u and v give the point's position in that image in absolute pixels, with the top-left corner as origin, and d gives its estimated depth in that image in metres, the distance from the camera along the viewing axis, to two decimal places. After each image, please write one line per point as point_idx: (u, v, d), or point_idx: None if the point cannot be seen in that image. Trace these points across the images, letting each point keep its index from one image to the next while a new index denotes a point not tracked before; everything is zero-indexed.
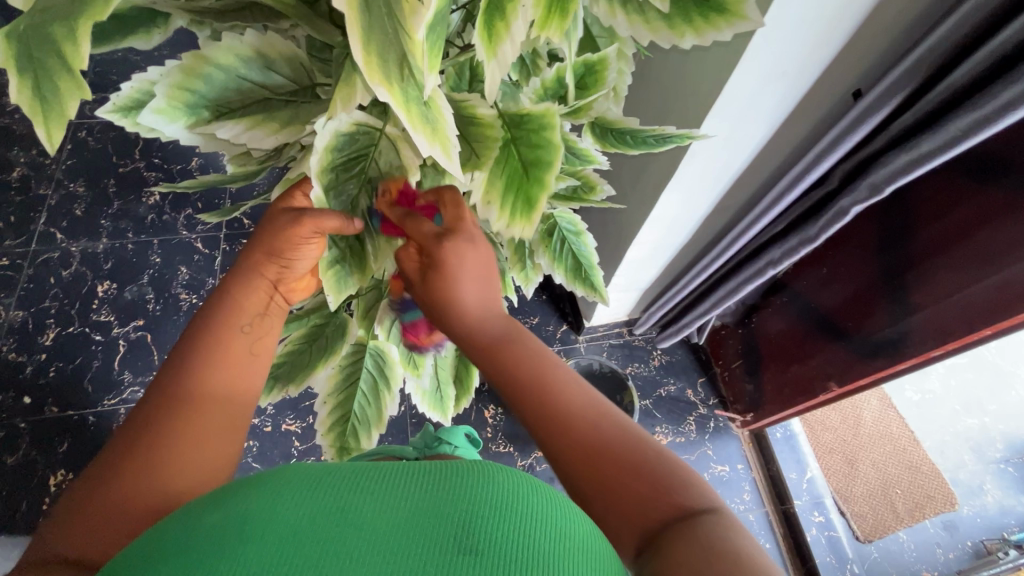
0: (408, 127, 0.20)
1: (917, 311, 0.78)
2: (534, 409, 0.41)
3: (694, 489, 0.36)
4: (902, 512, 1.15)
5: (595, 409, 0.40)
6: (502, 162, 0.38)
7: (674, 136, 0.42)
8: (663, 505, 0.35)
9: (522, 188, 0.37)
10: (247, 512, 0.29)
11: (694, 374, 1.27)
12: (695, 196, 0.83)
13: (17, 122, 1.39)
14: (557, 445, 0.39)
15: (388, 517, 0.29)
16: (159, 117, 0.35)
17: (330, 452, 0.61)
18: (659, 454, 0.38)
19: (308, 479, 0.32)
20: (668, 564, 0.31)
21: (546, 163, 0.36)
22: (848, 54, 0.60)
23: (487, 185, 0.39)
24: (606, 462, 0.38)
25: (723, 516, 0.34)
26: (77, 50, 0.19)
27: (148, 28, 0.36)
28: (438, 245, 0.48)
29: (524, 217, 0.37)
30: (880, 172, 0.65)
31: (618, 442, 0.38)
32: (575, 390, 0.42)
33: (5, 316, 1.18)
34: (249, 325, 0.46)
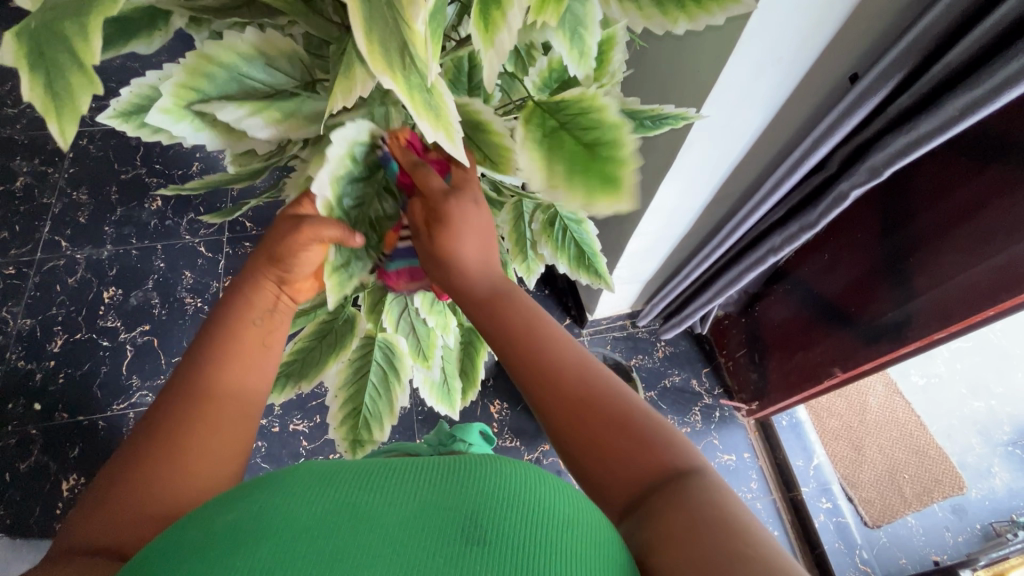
0: (413, 113, 0.21)
1: (919, 295, 0.78)
2: (529, 369, 0.41)
3: (679, 451, 0.37)
4: (910, 496, 1.15)
5: (585, 369, 0.41)
6: (560, 146, 0.37)
7: (672, 115, 0.43)
8: (650, 468, 0.36)
9: (593, 168, 0.36)
10: (268, 507, 0.31)
11: (698, 364, 1.27)
12: (694, 186, 0.84)
13: (19, 131, 1.40)
14: (549, 405, 0.40)
15: (398, 512, 0.31)
16: (165, 117, 0.35)
17: (342, 444, 0.61)
18: (649, 416, 0.39)
19: (322, 475, 0.34)
20: (659, 534, 0.32)
21: (608, 136, 0.36)
22: (843, 40, 0.60)
23: (548, 170, 0.37)
24: (597, 425, 0.38)
25: (704, 475, 0.36)
26: (87, 45, 0.19)
27: (149, 30, 0.36)
28: (445, 201, 0.45)
29: (607, 193, 0.35)
30: (880, 155, 0.65)
31: (610, 406, 0.39)
32: (567, 354, 0.42)
33: (13, 324, 1.19)
34: (260, 320, 0.46)
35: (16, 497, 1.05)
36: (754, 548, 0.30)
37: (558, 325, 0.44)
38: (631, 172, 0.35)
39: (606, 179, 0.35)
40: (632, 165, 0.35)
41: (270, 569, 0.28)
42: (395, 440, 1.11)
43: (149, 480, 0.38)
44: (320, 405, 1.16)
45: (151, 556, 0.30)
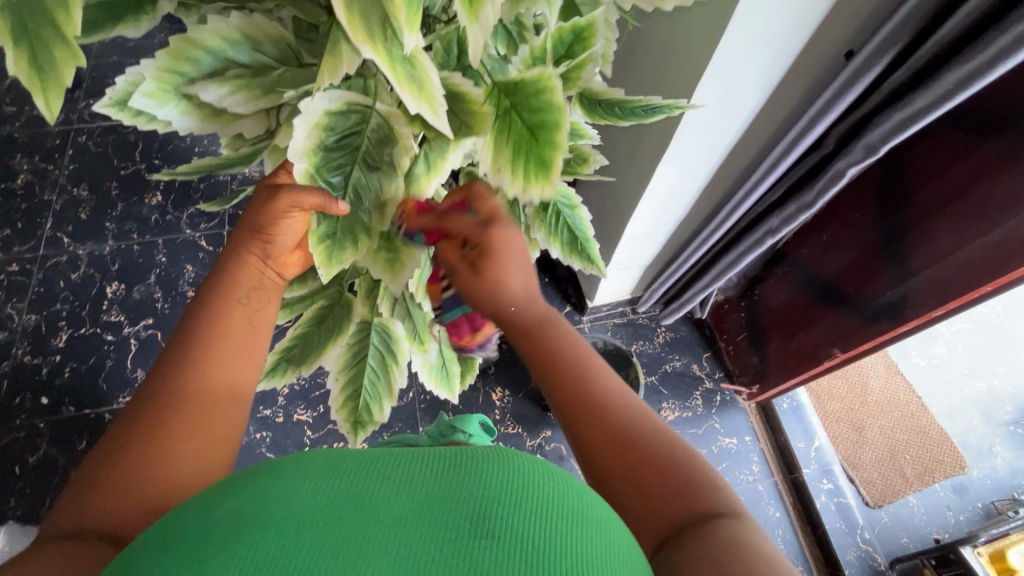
0: (394, 85, 0.21)
1: (916, 273, 0.78)
2: (569, 402, 0.42)
3: (719, 495, 0.38)
4: (911, 476, 1.15)
5: (630, 409, 0.41)
6: (507, 129, 0.38)
7: (664, 104, 0.45)
8: (687, 504, 0.37)
9: (533, 150, 0.37)
10: (269, 498, 0.32)
11: (699, 349, 1.27)
12: (691, 168, 0.84)
13: (18, 129, 1.40)
14: (592, 441, 0.40)
15: (401, 504, 0.32)
16: (149, 100, 0.35)
17: (344, 425, 0.62)
18: (686, 451, 0.40)
19: (323, 467, 0.34)
20: (686, 560, 0.33)
21: (551, 121, 0.36)
22: (836, 17, 0.60)
23: (495, 153, 0.39)
24: (639, 454, 0.39)
25: (745, 521, 0.36)
26: (69, 15, 0.20)
27: (136, 16, 0.35)
28: (486, 230, 0.47)
29: (540, 180, 0.37)
30: (876, 132, 0.65)
31: (650, 440, 0.40)
32: (616, 396, 0.42)
33: (18, 320, 1.20)
34: (247, 297, 0.47)
35: (26, 489, 1.06)
36: None
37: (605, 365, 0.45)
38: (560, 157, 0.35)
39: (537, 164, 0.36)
40: (564, 149, 0.35)
41: (272, 558, 0.29)
42: (398, 428, 1.12)
43: (143, 463, 0.38)
44: (323, 395, 1.17)
45: (155, 542, 0.31)
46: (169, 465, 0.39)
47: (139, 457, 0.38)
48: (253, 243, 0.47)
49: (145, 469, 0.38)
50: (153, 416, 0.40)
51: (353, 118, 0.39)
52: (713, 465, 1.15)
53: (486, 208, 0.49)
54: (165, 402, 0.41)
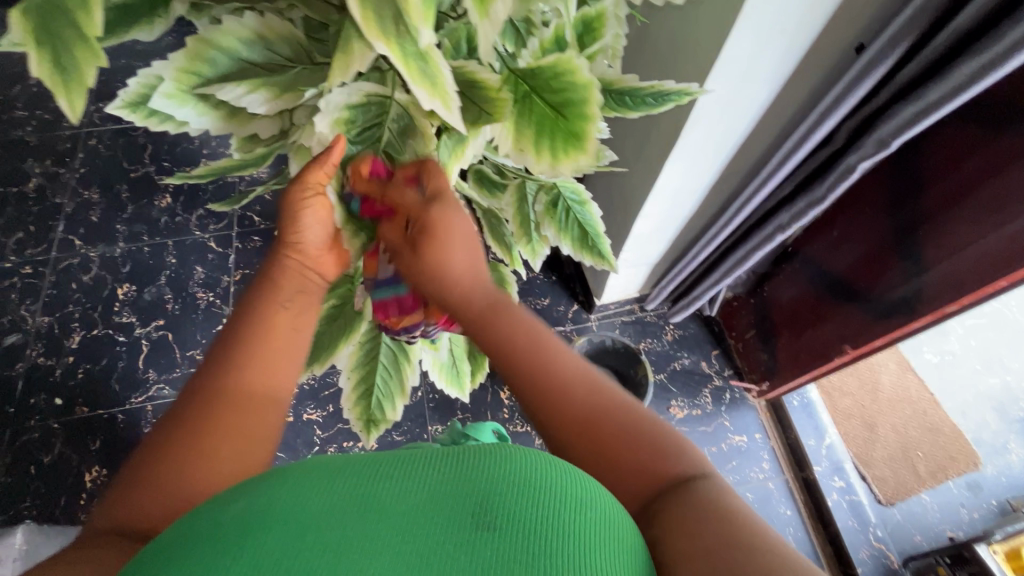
0: (407, 80, 0.22)
1: (930, 268, 0.77)
2: (528, 387, 0.42)
3: (687, 456, 0.39)
4: (923, 474, 1.14)
5: (588, 381, 0.41)
6: (529, 110, 0.38)
7: (674, 91, 0.44)
8: (660, 473, 0.38)
9: (559, 126, 0.37)
10: (275, 501, 0.32)
11: (708, 346, 1.26)
12: (700, 164, 0.83)
13: (30, 133, 1.42)
14: (554, 419, 0.40)
15: (407, 503, 0.32)
16: (169, 101, 0.35)
17: (357, 424, 0.62)
18: (655, 421, 0.40)
19: (326, 468, 0.35)
20: (665, 531, 0.34)
21: (578, 100, 0.36)
22: (846, 10, 0.60)
23: (517, 135, 0.38)
24: (605, 430, 0.39)
25: (715, 480, 0.37)
26: (89, 16, 0.22)
27: (151, 18, 0.35)
28: (427, 209, 0.47)
29: (571, 153, 0.37)
30: (887, 126, 0.65)
31: (616, 413, 0.40)
32: (570, 368, 0.42)
33: (32, 322, 1.21)
34: (290, 301, 0.47)
35: (41, 489, 1.07)
36: (765, 544, 0.31)
37: (556, 339, 0.44)
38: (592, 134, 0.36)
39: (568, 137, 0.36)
40: (596, 120, 0.36)
41: (281, 560, 0.29)
42: (407, 427, 1.12)
43: (185, 465, 0.38)
44: (332, 395, 1.17)
45: (167, 547, 0.31)
46: (212, 467, 0.39)
47: (179, 459, 0.39)
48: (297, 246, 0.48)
49: (182, 469, 0.38)
50: (192, 418, 0.40)
51: (376, 109, 0.42)
52: (723, 462, 1.14)
53: (436, 183, 0.46)
54: (205, 405, 0.41)
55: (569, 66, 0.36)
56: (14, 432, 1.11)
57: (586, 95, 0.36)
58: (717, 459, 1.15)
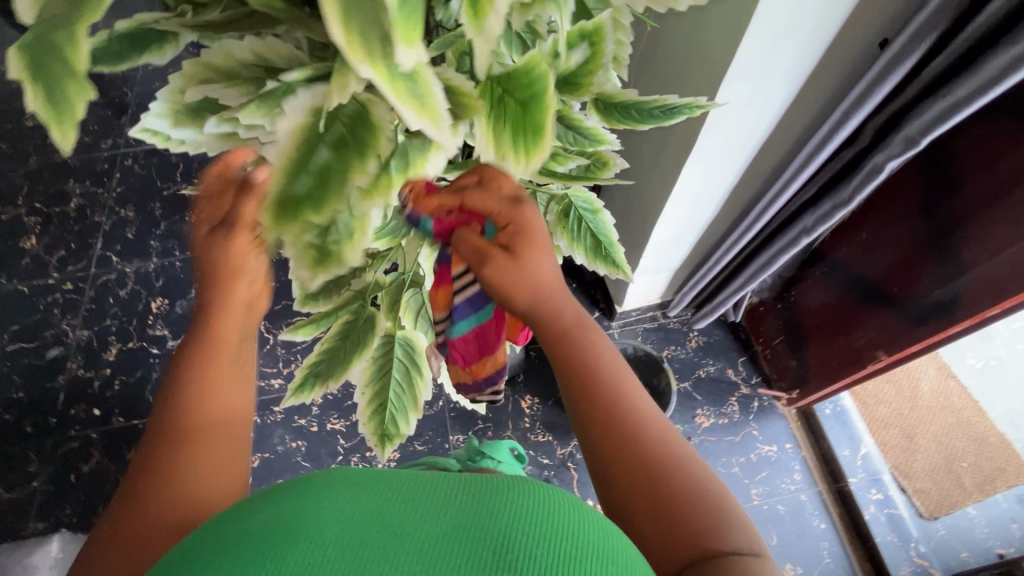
0: (393, 101, 0.22)
1: (967, 271, 0.73)
2: (608, 421, 0.40)
3: (744, 533, 0.37)
4: (969, 486, 1.09)
5: (662, 435, 0.40)
6: (501, 113, 0.37)
7: (683, 105, 0.45)
8: (710, 541, 0.36)
9: (525, 122, 0.36)
10: (293, 514, 0.32)
11: (734, 353, 1.23)
12: (719, 168, 0.81)
13: (71, 155, 1.49)
14: (625, 458, 0.39)
15: (424, 526, 0.31)
16: (161, 120, 0.40)
17: (372, 438, 0.63)
18: (718, 490, 0.39)
19: (349, 483, 0.35)
20: None
21: (540, 92, 0.36)
22: (866, 6, 0.58)
23: (490, 138, 0.38)
24: (670, 489, 0.38)
25: (764, 563, 0.36)
26: (76, 51, 0.21)
27: (159, 42, 0.37)
28: (519, 211, 0.43)
29: (535, 147, 0.36)
30: (915, 124, 0.62)
31: (684, 474, 0.38)
32: (647, 414, 0.41)
33: (73, 335, 1.26)
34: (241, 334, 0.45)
35: (81, 497, 1.12)
36: None
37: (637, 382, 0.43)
38: (551, 124, 0.35)
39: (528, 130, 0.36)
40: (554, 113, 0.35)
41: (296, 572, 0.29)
42: (429, 437, 1.12)
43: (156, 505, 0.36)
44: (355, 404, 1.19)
45: (185, 551, 0.32)
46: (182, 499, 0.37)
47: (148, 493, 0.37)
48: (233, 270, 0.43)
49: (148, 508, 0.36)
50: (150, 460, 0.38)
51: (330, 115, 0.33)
52: (752, 473, 1.11)
53: (512, 187, 0.44)
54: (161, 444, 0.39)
55: (538, 66, 0.36)
56: (56, 442, 1.16)
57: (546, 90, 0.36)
58: (746, 469, 1.11)
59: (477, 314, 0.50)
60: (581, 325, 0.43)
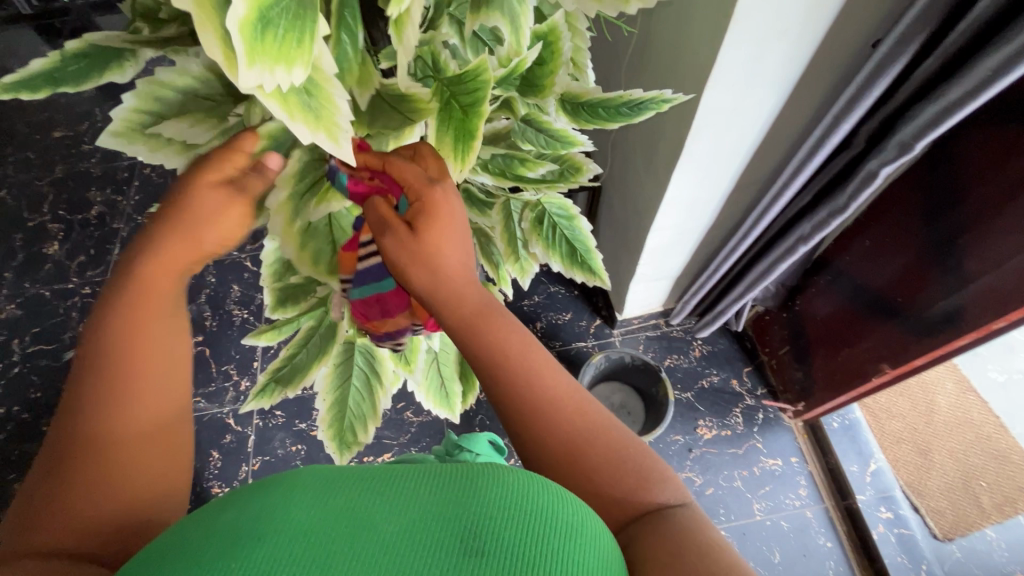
0: (284, 117, 0.22)
1: (971, 281, 0.70)
2: (528, 403, 0.42)
3: (670, 485, 0.41)
4: (988, 507, 1.03)
5: (579, 408, 0.42)
6: (444, 116, 0.35)
7: (649, 100, 0.43)
8: (638, 500, 0.40)
9: (460, 126, 0.34)
10: (261, 513, 0.33)
11: (739, 363, 1.20)
12: (712, 175, 0.79)
13: (94, 165, 1.55)
14: (546, 440, 0.41)
15: (390, 523, 0.33)
16: (117, 140, 0.38)
17: (329, 446, 0.63)
18: (640, 448, 0.42)
19: (317, 484, 0.36)
20: (646, 553, 0.37)
21: (478, 95, 0.33)
22: (853, 6, 0.56)
23: (437, 142, 0.36)
24: (592, 458, 0.41)
25: (690, 508, 0.40)
26: None
27: (118, 62, 0.37)
28: (430, 189, 0.44)
29: (465, 153, 0.34)
30: (908, 128, 0.59)
31: (608, 448, 0.41)
32: (563, 389, 0.43)
33: None
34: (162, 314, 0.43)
35: None
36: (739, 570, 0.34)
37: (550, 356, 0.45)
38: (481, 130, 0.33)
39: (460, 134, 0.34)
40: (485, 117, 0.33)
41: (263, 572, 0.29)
42: (426, 444, 1.12)
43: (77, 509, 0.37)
44: None
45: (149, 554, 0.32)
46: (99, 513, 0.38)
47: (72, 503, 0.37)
48: (184, 231, 0.42)
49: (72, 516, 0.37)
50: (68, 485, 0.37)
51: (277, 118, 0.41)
52: (755, 488, 1.07)
53: (435, 168, 0.45)
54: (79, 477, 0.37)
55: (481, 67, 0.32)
56: None
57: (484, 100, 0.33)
58: (748, 483, 1.08)
59: (378, 282, 0.53)
60: (491, 307, 0.46)
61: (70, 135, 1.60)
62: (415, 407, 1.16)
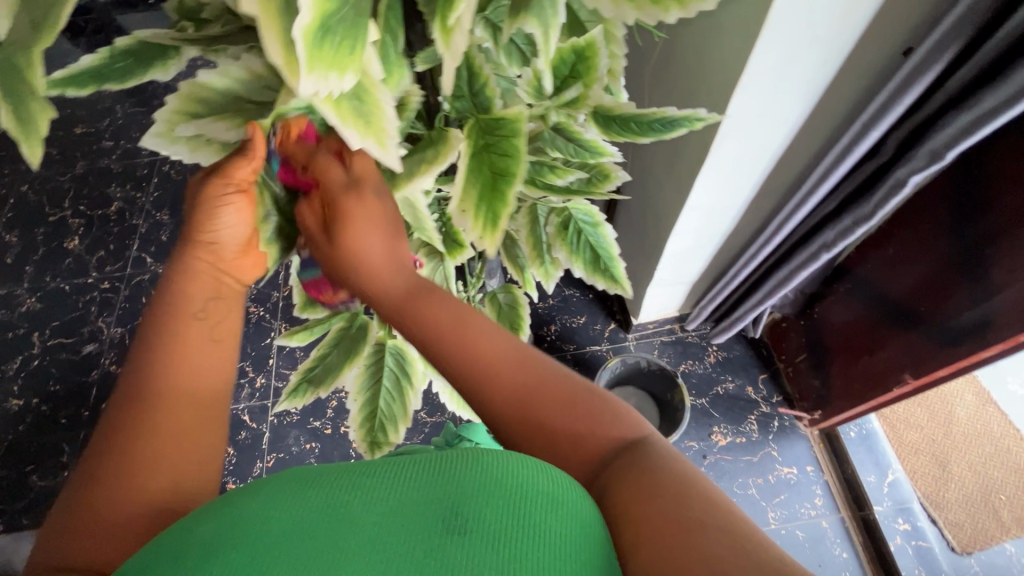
0: (336, 121, 0.24)
1: (998, 292, 0.69)
2: (466, 367, 0.42)
3: (626, 420, 0.40)
4: (1007, 521, 1.02)
5: (520, 365, 0.41)
6: (477, 170, 0.38)
7: (682, 117, 0.43)
8: (598, 444, 0.39)
9: (494, 194, 0.37)
10: (246, 511, 0.33)
11: (754, 370, 1.19)
12: (735, 180, 0.79)
13: (115, 161, 1.57)
14: (489, 403, 0.41)
15: (376, 511, 0.33)
16: (159, 139, 0.40)
17: (361, 445, 0.64)
18: (591, 391, 0.40)
19: (296, 481, 0.36)
20: (617, 498, 0.35)
21: (513, 168, 0.37)
22: (886, 14, 0.56)
23: (462, 194, 0.38)
24: (540, 412, 0.39)
25: (653, 440, 0.38)
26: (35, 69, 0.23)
27: (162, 60, 0.38)
28: (344, 196, 0.45)
29: (492, 225, 0.36)
30: (940, 136, 0.59)
31: (555, 397, 0.40)
32: (503, 347, 0.42)
33: (107, 332, 1.32)
34: (202, 311, 0.46)
35: None
36: (708, 496, 0.33)
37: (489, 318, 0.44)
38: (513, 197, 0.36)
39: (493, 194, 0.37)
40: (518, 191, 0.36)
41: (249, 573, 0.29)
42: None
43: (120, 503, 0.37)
44: None
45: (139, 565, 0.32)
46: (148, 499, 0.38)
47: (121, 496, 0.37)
48: (199, 243, 0.47)
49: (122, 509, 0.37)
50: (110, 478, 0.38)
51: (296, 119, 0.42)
52: (771, 496, 1.07)
53: (357, 168, 0.46)
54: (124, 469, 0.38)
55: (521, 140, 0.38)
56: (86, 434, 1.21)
57: (516, 173, 0.37)
58: (763, 491, 1.07)
59: None
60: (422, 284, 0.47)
61: (92, 132, 1.62)
62: (428, 407, 1.16)
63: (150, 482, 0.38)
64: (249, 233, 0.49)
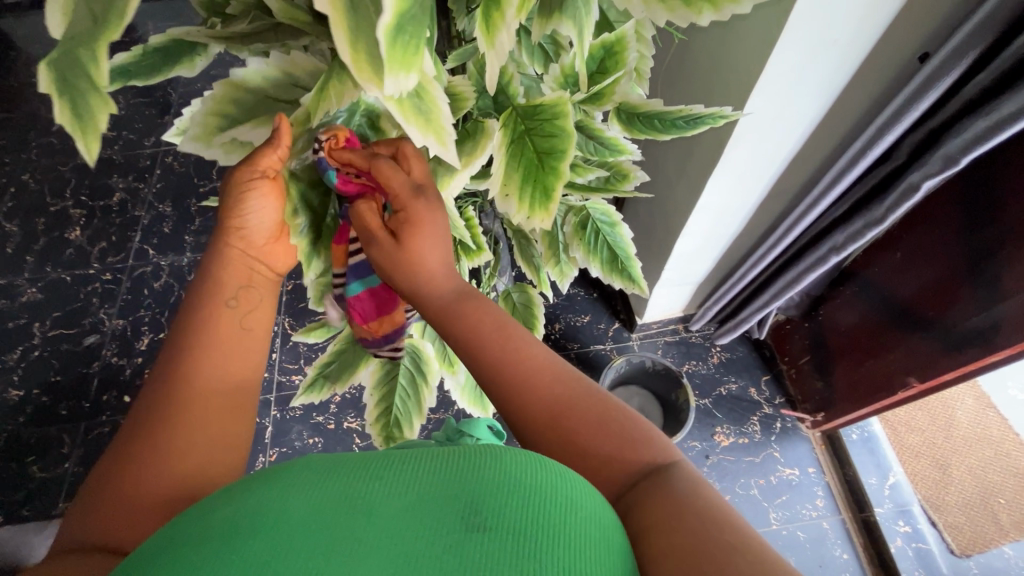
0: (401, 121, 0.24)
1: (1007, 297, 0.69)
2: (502, 372, 0.42)
3: (656, 445, 0.40)
4: (1006, 524, 1.03)
5: (556, 375, 0.42)
6: (520, 152, 0.39)
7: (707, 115, 0.43)
8: (627, 465, 0.39)
9: (540, 178, 0.38)
10: (263, 500, 0.33)
11: (758, 372, 1.19)
12: (745, 182, 0.80)
13: (117, 152, 1.56)
14: (524, 410, 0.41)
15: (396, 503, 0.33)
16: (196, 143, 0.40)
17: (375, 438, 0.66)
18: (624, 414, 0.41)
19: (311, 472, 0.35)
20: (644, 520, 0.35)
21: (560, 148, 0.37)
22: (904, 20, 0.56)
23: (505, 177, 0.39)
24: (573, 423, 0.40)
25: (684, 467, 0.38)
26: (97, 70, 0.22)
27: (191, 55, 0.38)
28: (415, 199, 0.44)
29: (543, 209, 0.38)
30: (954, 142, 0.59)
31: (590, 411, 0.40)
32: (539, 358, 0.42)
33: (108, 324, 1.32)
34: (234, 300, 0.46)
35: None
36: (738, 527, 0.33)
37: (526, 331, 0.44)
38: (561, 186, 0.37)
39: (540, 182, 0.38)
40: (565, 179, 0.37)
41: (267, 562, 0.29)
42: None
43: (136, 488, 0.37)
44: None
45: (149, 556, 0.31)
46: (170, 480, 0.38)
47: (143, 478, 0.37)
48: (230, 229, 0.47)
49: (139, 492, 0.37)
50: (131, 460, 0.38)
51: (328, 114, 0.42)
52: (772, 497, 1.07)
53: (418, 171, 0.45)
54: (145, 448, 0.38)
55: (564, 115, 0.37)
56: (87, 426, 1.20)
57: (564, 155, 0.37)
58: (765, 492, 1.08)
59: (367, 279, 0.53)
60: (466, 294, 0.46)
61: None
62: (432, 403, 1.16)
63: (172, 465, 0.38)
64: (279, 221, 0.49)
